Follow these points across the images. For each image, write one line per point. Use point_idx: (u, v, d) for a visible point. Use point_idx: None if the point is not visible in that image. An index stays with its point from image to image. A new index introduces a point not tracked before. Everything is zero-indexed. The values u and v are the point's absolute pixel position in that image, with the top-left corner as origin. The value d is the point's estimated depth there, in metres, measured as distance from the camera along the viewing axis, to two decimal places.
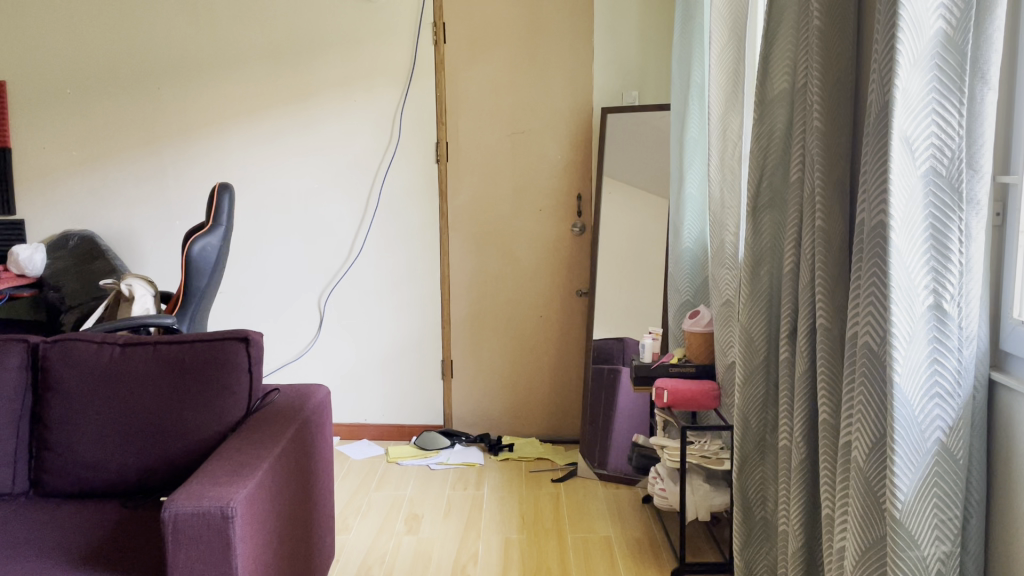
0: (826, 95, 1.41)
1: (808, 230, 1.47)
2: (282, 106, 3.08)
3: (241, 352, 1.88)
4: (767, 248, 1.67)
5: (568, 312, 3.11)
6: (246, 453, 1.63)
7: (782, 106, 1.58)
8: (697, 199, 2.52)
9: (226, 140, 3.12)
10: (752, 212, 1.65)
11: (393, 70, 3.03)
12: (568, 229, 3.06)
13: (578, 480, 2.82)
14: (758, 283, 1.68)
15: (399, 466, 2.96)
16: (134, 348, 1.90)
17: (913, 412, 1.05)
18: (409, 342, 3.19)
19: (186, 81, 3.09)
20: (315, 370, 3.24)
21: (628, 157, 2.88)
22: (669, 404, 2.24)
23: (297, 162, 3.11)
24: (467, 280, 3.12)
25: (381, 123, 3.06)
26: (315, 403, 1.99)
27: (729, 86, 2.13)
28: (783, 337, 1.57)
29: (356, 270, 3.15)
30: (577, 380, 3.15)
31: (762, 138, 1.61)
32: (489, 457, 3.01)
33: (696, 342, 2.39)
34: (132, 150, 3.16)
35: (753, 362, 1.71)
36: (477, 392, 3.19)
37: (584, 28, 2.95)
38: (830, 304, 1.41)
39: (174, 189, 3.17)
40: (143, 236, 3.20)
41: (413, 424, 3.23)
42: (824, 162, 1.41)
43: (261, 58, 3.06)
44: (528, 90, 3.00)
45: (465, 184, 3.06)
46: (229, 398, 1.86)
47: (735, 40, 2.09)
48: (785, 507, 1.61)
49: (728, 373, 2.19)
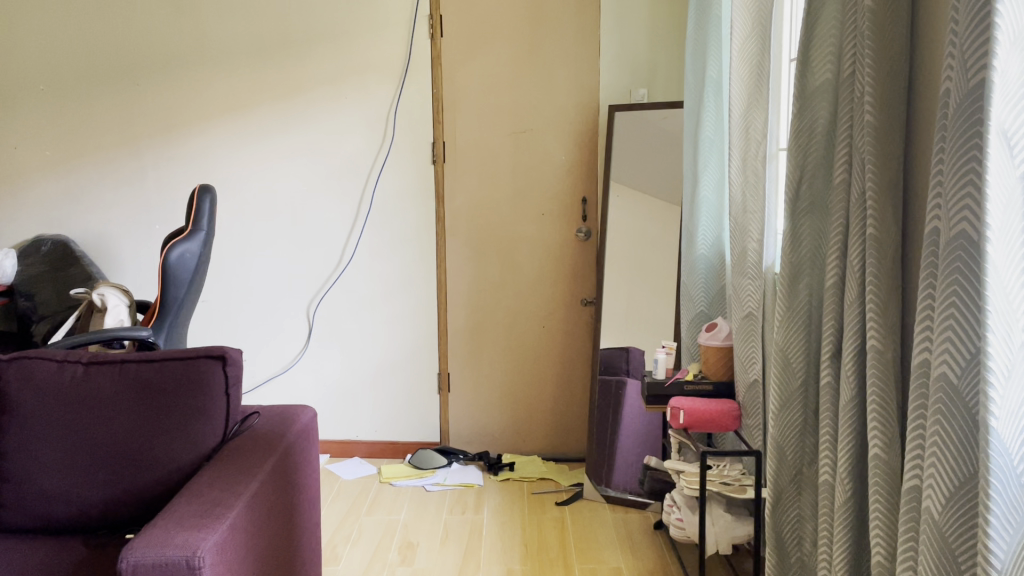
0: (878, 87, 1.25)
1: (857, 240, 1.31)
2: (269, 103, 2.89)
3: (217, 372, 1.70)
4: (806, 257, 1.48)
5: (572, 322, 2.94)
6: (218, 489, 1.44)
7: (825, 99, 1.42)
8: (713, 203, 2.34)
9: (209, 142, 2.94)
10: (788, 217, 1.47)
11: (387, 66, 2.84)
12: (573, 234, 2.89)
13: (583, 503, 2.65)
14: (796, 298, 1.48)
15: (392, 487, 2.78)
16: (99, 366, 1.72)
17: (1011, 462, 0.88)
18: (403, 354, 3.01)
19: (167, 77, 2.90)
20: (304, 384, 3.05)
21: (636, 159, 2.69)
22: (685, 425, 2.07)
23: (284, 164, 2.92)
24: (465, 288, 2.94)
25: (374, 121, 2.88)
26: (298, 428, 1.79)
27: (752, 81, 1.96)
28: (824, 358, 1.41)
29: (347, 278, 2.97)
30: (582, 395, 2.98)
31: (802, 135, 1.43)
32: (488, 478, 2.84)
33: (713, 358, 2.21)
34: (109, 150, 2.96)
35: (789, 387, 1.50)
36: (475, 408, 3.01)
37: (591, 21, 2.78)
38: (882, 323, 1.26)
39: (153, 192, 2.98)
40: (123, 242, 3.01)
41: (407, 441, 3.05)
42: (877, 166, 1.25)
43: (247, 53, 2.87)
44: (531, 87, 2.82)
45: (463, 186, 2.88)
46: (205, 423, 1.68)
47: (760, 30, 1.92)
48: (826, 551, 1.43)
49: (751, 393, 2.02)
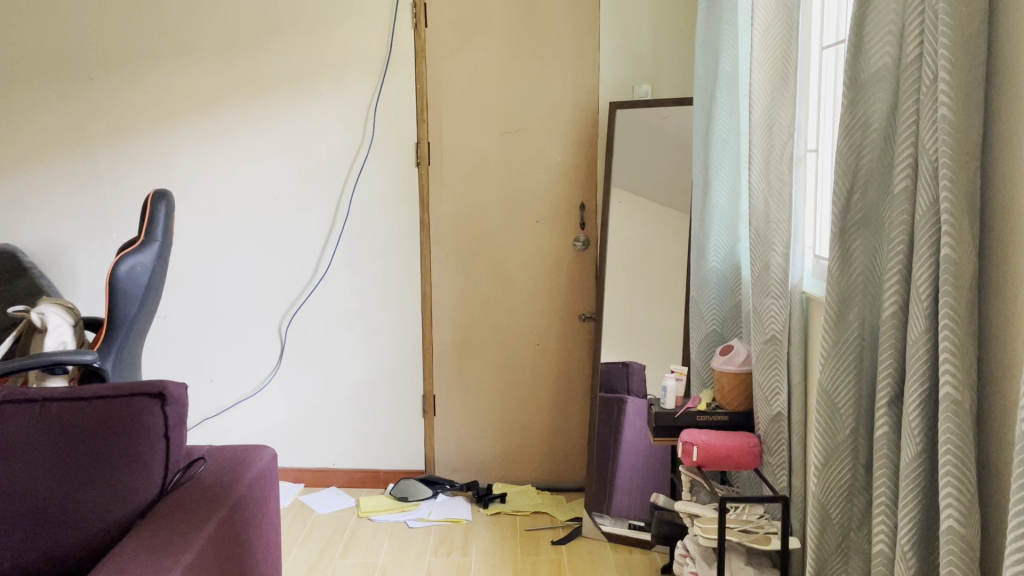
0: (957, 68, 1.01)
1: (925, 261, 1.06)
2: (235, 100, 2.64)
3: (155, 415, 1.38)
4: (857, 282, 1.24)
5: (569, 340, 2.69)
6: (143, 567, 1.19)
7: (883, 89, 1.18)
8: (727, 210, 2.10)
9: (170, 142, 2.68)
10: (837, 235, 1.23)
11: (365, 58, 2.59)
12: (570, 243, 2.64)
13: (582, 541, 2.40)
14: (845, 332, 1.24)
15: (371, 522, 2.52)
16: (13, 407, 1.39)
17: None
18: (385, 374, 2.75)
19: (124, 71, 2.64)
20: (275, 406, 2.79)
21: (638, 162, 2.44)
22: (699, 463, 1.83)
23: (253, 166, 2.66)
24: (452, 302, 2.69)
25: (353, 119, 2.62)
26: (250, 476, 1.54)
27: (778, 72, 1.70)
28: (880, 403, 1.17)
29: (322, 291, 2.71)
30: (580, 419, 2.72)
31: (853, 133, 1.21)
32: (477, 511, 2.58)
33: (727, 384, 1.97)
34: (60, 151, 2.70)
35: (837, 437, 1.27)
36: (463, 432, 2.76)
37: (590, 11, 2.53)
38: (960, 365, 1.02)
39: (110, 197, 2.72)
40: (76, 252, 2.75)
41: (389, 470, 2.80)
42: (954, 169, 1.01)
43: (212, 45, 2.62)
44: (523, 82, 2.57)
45: (449, 191, 2.63)
46: (140, 474, 1.37)
47: (788, 11, 1.67)
48: None
49: (774, 428, 1.78)
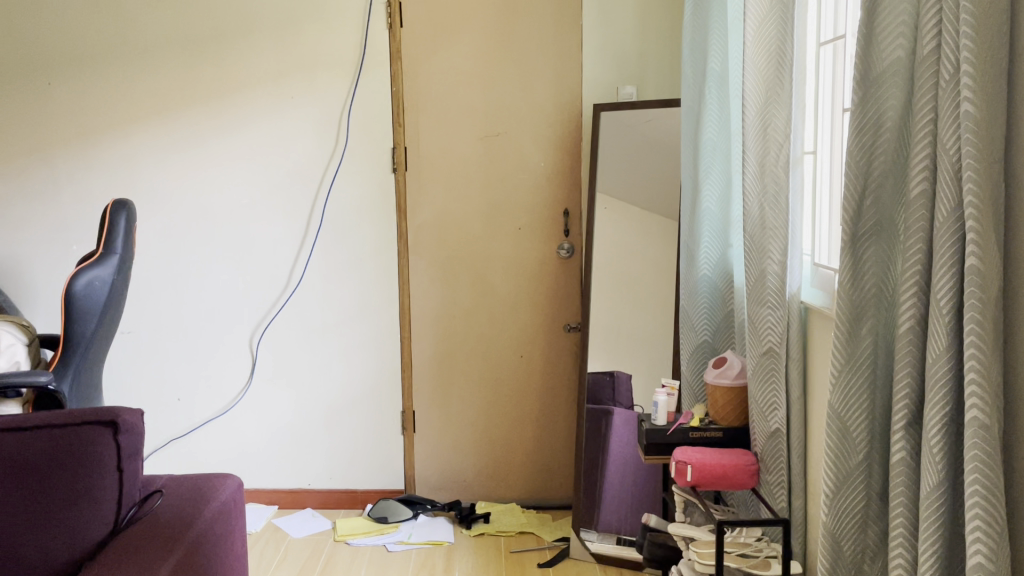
0: (980, 61, 0.91)
1: (945, 273, 0.97)
2: (202, 104, 2.52)
3: (107, 445, 1.25)
4: (869, 295, 1.17)
5: (554, 351, 2.58)
6: None
7: (896, 87, 1.09)
8: (717, 216, 2.00)
9: (134, 149, 2.55)
10: (847, 246, 1.16)
11: (338, 60, 2.48)
12: (555, 252, 2.54)
13: (570, 564, 2.30)
14: (857, 350, 1.17)
15: (348, 546, 2.40)
16: None
17: None
18: (362, 389, 2.63)
19: (83, 74, 2.52)
20: (247, 424, 2.67)
21: (623, 166, 2.34)
22: (693, 483, 1.72)
23: (221, 173, 2.54)
24: (431, 314, 2.58)
25: (325, 124, 2.51)
26: (212, 511, 1.42)
27: (773, 71, 1.61)
28: (896, 426, 1.08)
29: (296, 302, 2.59)
30: (565, 434, 2.62)
31: (864, 134, 1.12)
32: (459, 532, 2.47)
33: (721, 399, 1.88)
34: (17, 158, 2.57)
35: (849, 462, 1.19)
36: (444, 449, 2.65)
37: (572, 10, 2.43)
38: (987, 389, 0.92)
39: (70, 207, 2.59)
40: (34, 265, 2.61)
41: (367, 489, 2.68)
42: (979, 171, 0.92)
43: (176, 47, 2.49)
44: (504, 84, 2.47)
45: (427, 198, 2.52)
46: (89, 511, 1.24)
47: (783, 6, 1.57)
48: None
49: (771, 445, 1.68)
